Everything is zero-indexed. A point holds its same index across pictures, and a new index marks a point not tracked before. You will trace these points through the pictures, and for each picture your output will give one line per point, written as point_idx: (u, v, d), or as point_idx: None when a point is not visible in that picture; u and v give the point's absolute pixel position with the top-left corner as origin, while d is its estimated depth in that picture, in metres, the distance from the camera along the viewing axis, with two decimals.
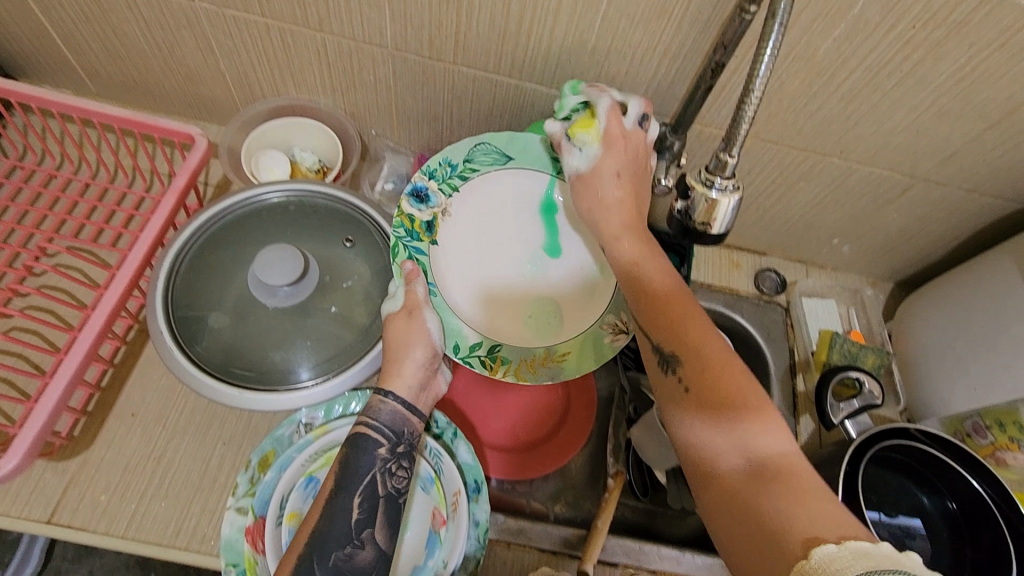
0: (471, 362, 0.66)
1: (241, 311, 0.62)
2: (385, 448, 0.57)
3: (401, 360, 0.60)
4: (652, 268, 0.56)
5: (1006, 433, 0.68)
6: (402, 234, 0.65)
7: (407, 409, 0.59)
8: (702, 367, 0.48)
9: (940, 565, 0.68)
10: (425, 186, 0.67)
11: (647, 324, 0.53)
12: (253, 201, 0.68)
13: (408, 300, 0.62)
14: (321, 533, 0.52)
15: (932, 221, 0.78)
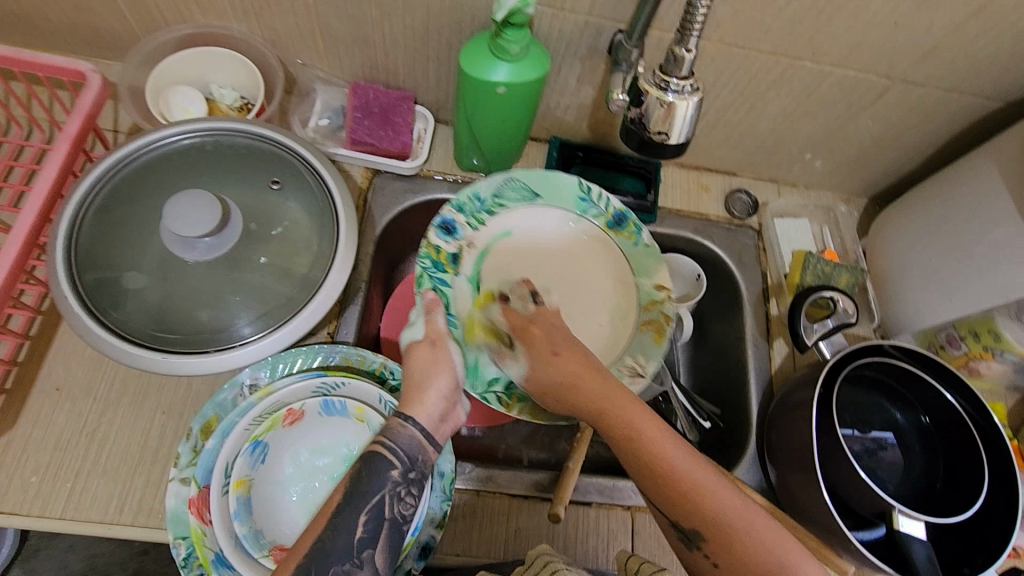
0: (488, 398, 0.64)
1: (160, 269, 0.56)
2: (397, 471, 0.51)
3: (424, 389, 0.56)
4: (626, 412, 0.54)
5: (980, 342, 0.69)
6: (428, 265, 0.66)
7: (425, 437, 0.54)
8: (725, 537, 0.47)
9: (912, 475, 0.67)
10: (453, 219, 0.69)
11: (655, 499, 0.50)
12: (160, 143, 0.60)
13: (430, 329, 0.61)
14: (321, 549, 0.46)
15: (909, 127, 0.73)
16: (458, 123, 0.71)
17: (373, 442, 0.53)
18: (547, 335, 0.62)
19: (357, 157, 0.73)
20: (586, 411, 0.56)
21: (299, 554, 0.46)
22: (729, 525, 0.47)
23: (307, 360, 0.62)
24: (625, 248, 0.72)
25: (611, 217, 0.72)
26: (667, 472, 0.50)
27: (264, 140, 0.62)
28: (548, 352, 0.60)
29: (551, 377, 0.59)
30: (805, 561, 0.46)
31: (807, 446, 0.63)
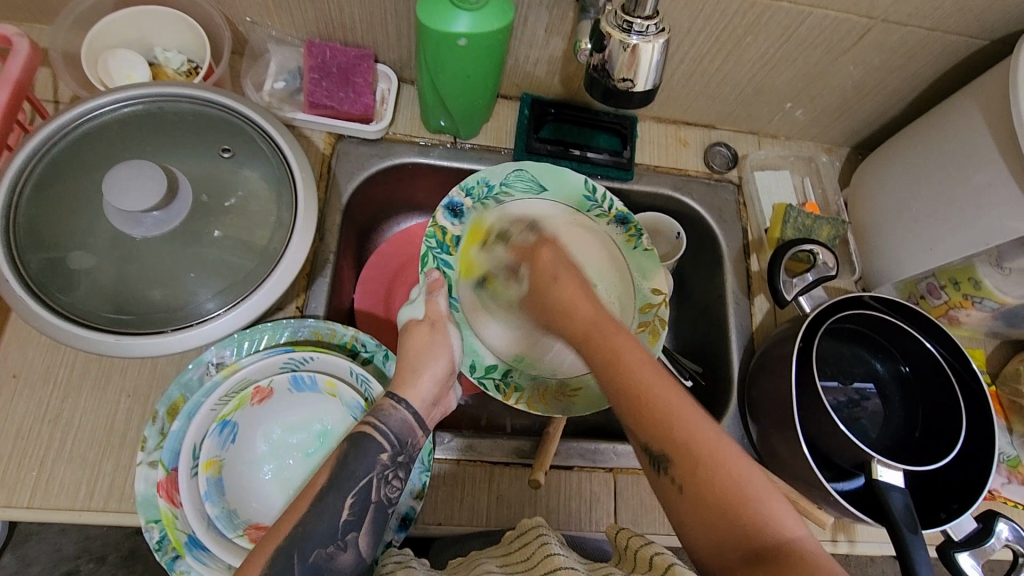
0: (485, 384, 0.68)
1: (107, 247, 0.53)
2: (386, 454, 0.51)
3: (419, 371, 0.56)
4: (612, 336, 0.55)
5: (960, 290, 0.68)
6: (433, 245, 0.70)
7: (417, 420, 0.54)
8: (692, 459, 0.45)
9: (891, 425, 0.68)
10: (461, 202, 0.70)
11: (629, 415, 0.49)
12: (97, 111, 0.56)
13: (430, 310, 0.62)
14: (304, 530, 0.46)
15: (891, 71, 0.70)
16: (421, 83, 0.68)
17: (362, 422, 0.52)
18: (552, 263, 0.63)
19: (317, 121, 0.70)
20: (574, 335, 0.57)
21: (280, 536, 0.46)
22: (703, 453, 0.45)
23: (274, 336, 0.59)
24: (623, 250, 0.73)
25: (614, 218, 0.72)
26: (639, 386, 0.50)
27: (212, 105, 0.58)
28: (551, 278, 0.62)
29: (550, 300, 0.61)
30: (783, 507, 0.42)
31: (786, 401, 0.63)
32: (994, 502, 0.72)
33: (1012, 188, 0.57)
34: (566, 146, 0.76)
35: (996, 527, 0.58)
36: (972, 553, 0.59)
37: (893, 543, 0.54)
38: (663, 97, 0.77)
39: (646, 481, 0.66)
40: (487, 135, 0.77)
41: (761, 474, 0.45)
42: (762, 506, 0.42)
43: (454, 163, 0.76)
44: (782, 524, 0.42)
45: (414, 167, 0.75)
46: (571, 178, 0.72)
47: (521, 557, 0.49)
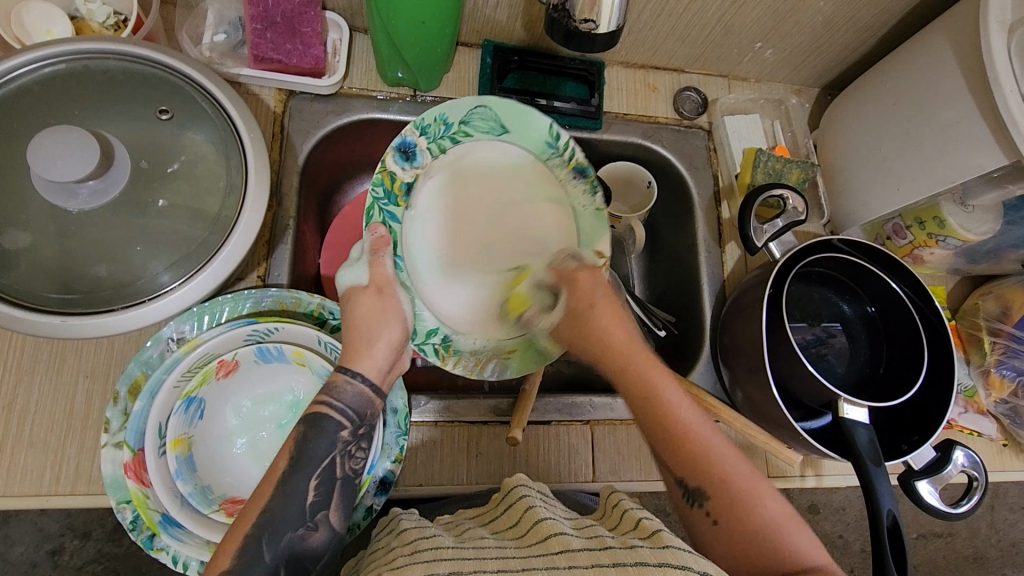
0: (425, 350, 0.62)
1: (43, 223, 0.49)
2: (347, 431, 0.51)
3: (373, 341, 0.54)
4: (649, 369, 0.54)
5: (925, 230, 0.68)
6: (379, 196, 0.61)
7: (374, 391, 0.53)
8: (729, 495, 0.46)
9: (857, 363, 0.70)
10: (414, 142, 0.61)
11: (663, 452, 0.50)
12: (14, 72, 0.50)
13: (375, 274, 0.57)
14: (271, 514, 0.45)
15: (861, 6, 0.68)
16: (374, 30, 0.63)
17: (317, 400, 0.51)
18: (590, 290, 0.60)
19: (265, 77, 0.66)
20: (607, 364, 0.56)
21: (249, 522, 0.45)
22: (736, 485, 0.47)
23: (235, 307, 0.57)
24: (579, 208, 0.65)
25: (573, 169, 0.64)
26: (675, 421, 0.51)
27: (142, 61, 0.54)
28: (585, 307, 0.59)
29: (585, 330, 0.58)
30: (804, 534, 0.45)
31: (756, 345, 0.64)
32: (952, 431, 0.75)
33: (980, 124, 0.57)
34: (532, 95, 0.73)
35: (953, 456, 0.61)
36: (930, 480, 0.62)
37: (858, 475, 0.56)
38: (630, 40, 0.74)
39: (623, 430, 0.67)
40: (448, 88, 0.74)
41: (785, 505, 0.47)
42: (788, 529, 0.45)
43: (416, 118, 0.72)
44: (809, 554, 0.44)
45: (373, 123, 0.71)
46: (536, 121, 0.64)
47: (510, 518, 0.48)
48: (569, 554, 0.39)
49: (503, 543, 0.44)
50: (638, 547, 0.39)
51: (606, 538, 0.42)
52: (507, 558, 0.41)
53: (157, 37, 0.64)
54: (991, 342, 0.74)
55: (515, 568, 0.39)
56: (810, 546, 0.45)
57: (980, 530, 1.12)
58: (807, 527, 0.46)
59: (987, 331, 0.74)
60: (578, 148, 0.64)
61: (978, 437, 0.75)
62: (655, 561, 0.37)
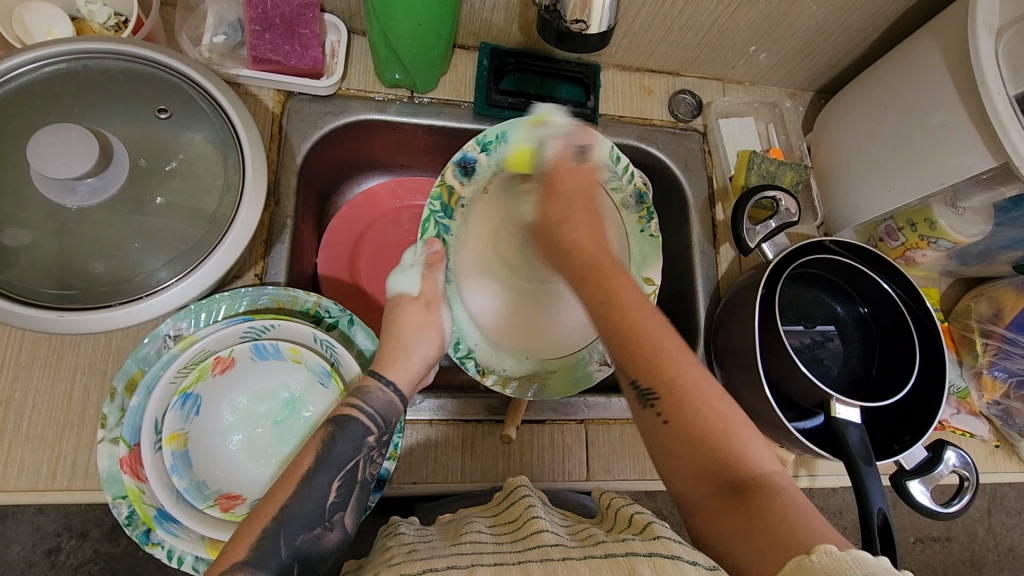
0: (465, 363, 0.66)
1: (43, 220, 0.50)
2: (373, 436, 0.51)
3: (409, 353, 0.56)
4: (613, 277, 0.56)
5: (917, 232, 0.69)
6: (436, 209, 0.66)
7: (401, 401, 0.54)
8: (677, 396, 0.48)
9: (851, 365, 0.70)
10: (473, 157, 0.66)
11: (622, 363, 0.51)
12: (14, 72, 0.51)
13: (424, 287, 0.61)
14: (290, 511, 0.45)
15: (852, 10, 0.69)
16: (371, 33, 0.64)
17: (345, 403, 0.52)
18: (568, 196, 0.61)
19: (263, 78, 0.66)
20: (573, 268, 0.58)
21: (265, 517, 0.45)
22: (686, 389, 0.49)
23: (232, 305, 0.58)
24: (631, 232, 0.70)
25: (633, 194, 0.69)
26: (636, 334, 0.51)
27: (141, 61, 0.54)
28: (557, 220, 0.60)
29: (556, 242, 0.60)
30: (752, 437, 0.47)
31: (750, 345, 0.64)
32: (944, 432, 0.75)
33: (968, 127, 0.57)
34: (528, 98, 0.73)
35: (944, 455, 0.61)
36: (922, 480, 0.62)
37: (849, 473, 0.56)
38: (625, 43, 0.75)
39: (617, 430, 0.68)
40: (446, 90, 0.74)
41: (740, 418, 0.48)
42: (738, 430, 0.47)
43: (412, 119, 0.73)
44: (756, 460, 0.45)
45: (371, 124, 0.72)
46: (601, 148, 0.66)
47: (508, 516, 0.49)
48: (563, 549, 0.40)
49: (499, 540, 0.44)
50: (629, 539, 0.40)
51: (598, 538, 0.43)
52: (503, 553, 0.41)
53: (157, 39, 0.65)
54: (983, 343, 0.74)
55: (511, 561, 0.39)
56: (760, 454, 0.46)
57: (978, 534, 1.12)
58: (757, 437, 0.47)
59: (980, 333, 0.75)
60: (637, 172, 0.69)
61: (971, 439, 0.75)
62: (646, 551, 0.38)
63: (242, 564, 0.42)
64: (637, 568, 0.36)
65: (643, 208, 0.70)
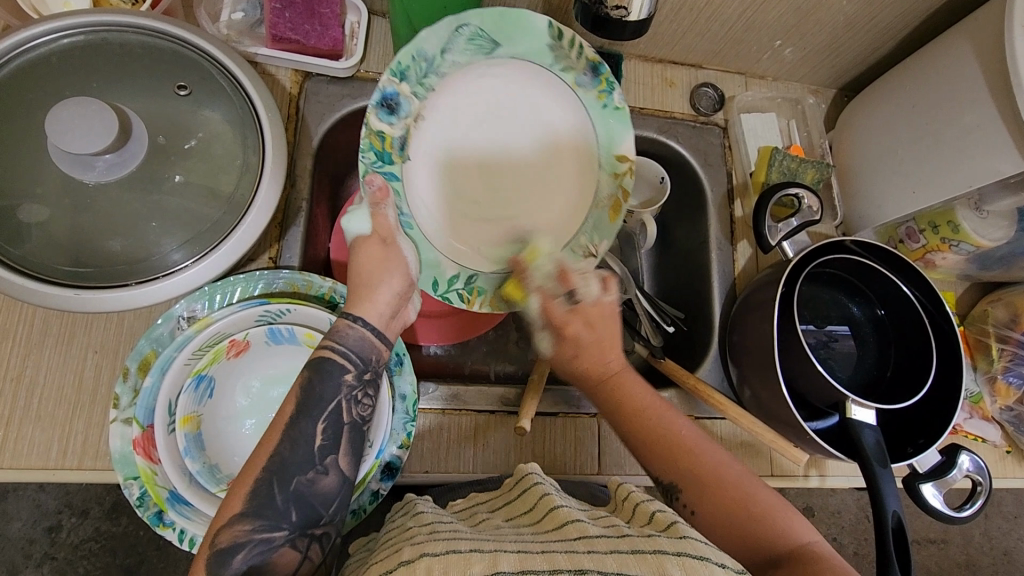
0: (450, 297, 0.61)
1: (59, 195, 0.49)
2: (351, 374, 0.48)
3: (373, 287, 0.52)
4: (628, 381, 0.54)
5: (938, 234, 0.68)
6: (372, 157, 0.57)
7: (376, 336, 0.51)
8: (700, 485, 0.48)
9: (865, 365, 0.70)
10: (395, 91, 0.57)
11: (641, 456, 0.51)
12: (31, 43, 0.50)
13: (378, 224, 0.55)
14: (281, 459, 0.44)
15: (882, 7, 0.68)
16: (394, 16, 0.63)
17: (319, 346, 0.49)
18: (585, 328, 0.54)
19: (282, 57, 0.65)
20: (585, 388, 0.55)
21: (258, 467, 0.44)
22: (705, 473, 0.48)
23: (247, 288, 0.57)
24: (590, 110, 0.62)
25: (583, 70, 0.60)
26: (651, 426, 0.51)
27: (160, 35, 0.53)
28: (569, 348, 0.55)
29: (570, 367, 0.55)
30: (791, 512, 0.46)
31: (767, 342, 0.64)
32: (957, 436, 0.75)
33: (1000, 129, 0.56)
34: None
35: (958, 460, 0.61)
36: (935, 484, 0.62)
37: (863, 476, 0.56)
38: (649, 33, 0.73)
39: None
40: None
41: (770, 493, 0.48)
42: (777, 507, 0.46)
43: None
44: (795, 532, 0.45)
45: None
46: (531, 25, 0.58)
47: (523, 504, 0.48)
48: (587, 539, 0.39)
49: (520, 527, 0.44)
50: (655, 535, 0.39)
51: (622, 528, 0.42)
52: (526, 542, 0.40)
53: (175, 13, 0.64)
54: (999, 349, 0.74)
55: (534, 549, 0.38)
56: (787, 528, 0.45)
57: (974, 538, 1.13)
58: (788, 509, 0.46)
59: (996, 338, 0.74)
60: (584, 44, 0.59)
61: (983, 444, 0.75)
62: (674, 551, 0.37)
63: (241, 516, 0.42)
64: (666, 568, 0.35)
65: (601, 81, 0.60)
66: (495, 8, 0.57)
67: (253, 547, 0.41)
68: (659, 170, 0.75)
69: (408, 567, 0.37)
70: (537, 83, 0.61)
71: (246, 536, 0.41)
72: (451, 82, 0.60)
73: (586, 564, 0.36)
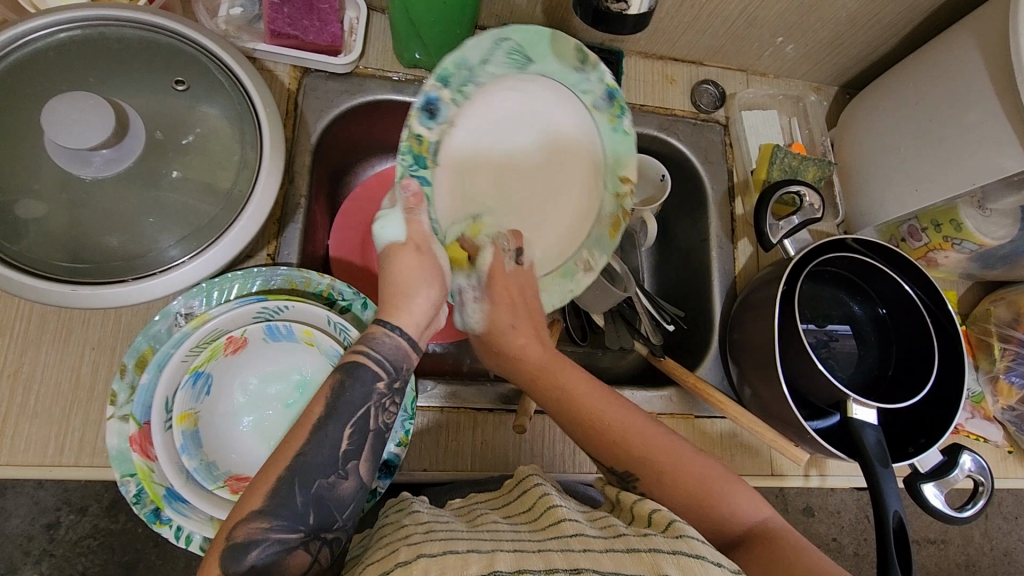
0: (469, 307, 0.60)
1: (56, 191, 0.49)
2: (384, 382, 0.47)
3: (411, 296, 0.51)
4: (562, 373, 0.55)
5: (941, 233, 0.68)
6: (408, 162, 0.53)
7: (411, 344, 0.50)
8: (654, 470, 0.48)
9: (866, 365, 0.69)
10: (437, 97, 0.53)
11: (599, 455, 0.51)
12: (27, 38, 0.50)
13: (413, 231, 0.53)
14: (305, 459, 0.43)
15: (885, 4, 0.68)
16: (393, 12, 0.62)
17: (352, 350, 0.48)
18: (511, 297, 0.58)
19: (281, 52, 0.65)
20: (524, 378, 0.56)
21: (280, 464, 0.43)
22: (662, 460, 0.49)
23: (245, 285, 0.57)
24: (603, 130, 0.62)
25: (603, 92, 0.61)
26: (601, 417, 0.51)
27: (158, 30, 0.53)
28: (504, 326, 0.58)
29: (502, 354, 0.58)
30: (741, 491, 0.48)
31: (768, 341, 0.63)
32: (958, 436, 0.74)
33: (1004, 126, 0.56)
34: None
35: (960, 460, 0.61)
36: (936, 484, 0.61)
37: (865, 476, 0.55)
38: (650, 30, 0.73)
39: None
40: None
41: (721, 471, 0.49)
42: (728, 485, 0.48)
43: None
44: (747, 511, 0.47)
45: (388, 104, 0.71)
46: (566, 44, 0.58)
47: (521, 505, 0.48)
48: (582, 538, 0.39)
49: (517, 526, 0.44)
50: (651, 534, 0.39)
51: (618, 528, 0.42)
52: (522, 541, 0.40)
53: (173, 8, 0.63)
54: (1001, 348, 0.73)
55: (530, 549, 0.38)
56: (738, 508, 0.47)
57: (974, 539, 1.12)
58: (741, 488, 0.48)
59: (998, 337, 0.74)
60: (608, 71, 0.60)
61: (984, 444, 0.74)
62: (669, 549, 0.37)
63: (258, 514, 0.41)
64: (662, 567, 0.35)
65: (614, 105, 0.61)
66: (534, 25, 0.56)
67: (269, 547, 0.40)
68: (660, 168, 0.75)
69: (405, 568, 0.37)
70: (559, 99, 0.60)
71: (262, 534, 0.40)
72: (489, 95, 0.57)
73: (581, 564, 0.36)
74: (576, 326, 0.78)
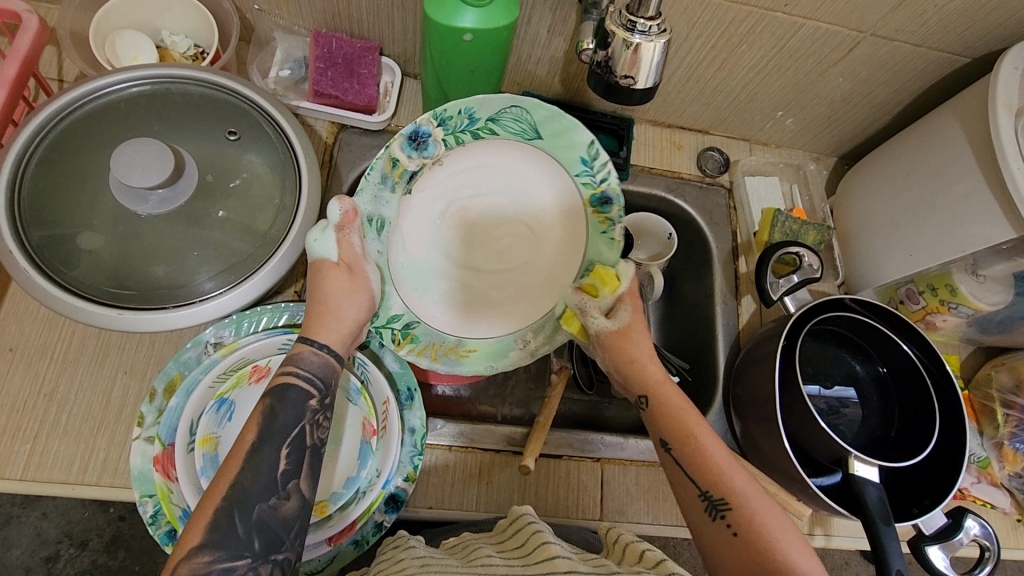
0: (382, 333, 0.63)
1: (111, 225, 0.53)
2: (315, 399, 0.51)
3: (338, 317, 0.55)
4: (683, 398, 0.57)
5: (937, 296, 0.71)
6: (376, 177, 0.61)
7: (337, 360, 0.54)
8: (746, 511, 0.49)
9: (869, 425, 0.70)
10: (428, 131, 0.61)
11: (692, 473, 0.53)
12: (105, 89, 0.56)
13: (344, 252, 0.57)
14: (241, 489, 0.44)
15: (876, 85, 0.73)
16: (426, 78, 0.69)
17: (281, 371, 0.51)
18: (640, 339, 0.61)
19: (320, 110, 0.71)
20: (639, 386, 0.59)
21: (218, 496, 0.44)
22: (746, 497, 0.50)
23: (271, 319, 0.60)
24: (592, 228, 0.66)
25: (600, 193, 0.65)
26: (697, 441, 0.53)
27: (219, 88, 0.59)
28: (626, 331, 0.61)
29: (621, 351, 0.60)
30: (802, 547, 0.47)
31: (769, 393, 0.65)
32: (965, 501, 0.75)
33: (990, 198, 0.59)
34: None
35: (965, 524, 0.61)
36: (942, 547, 0.61)
37: (867, 533, 0.55)
38: (659, 101, 0.79)
39: (633, 471, 0.68)
40: None
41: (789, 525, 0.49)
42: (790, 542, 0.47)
43: None
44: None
45: None
46: (577, 138, 0.63)
47: (514, 542, 0.49)
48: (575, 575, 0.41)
49: (509, 561, 0.45)
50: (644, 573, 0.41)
51: (610, 567, 0.44)
52: None
53: (229, 68, 0.71)
54: (1004, 414, 0.74)
55: None
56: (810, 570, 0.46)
57: None
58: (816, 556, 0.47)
59: (1001, 402, 0.75)
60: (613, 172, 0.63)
61: (992, 510, 0.74)
62: None
63: (199, 548, 0.42)
64: None
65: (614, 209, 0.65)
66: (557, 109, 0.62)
67: None
68: (666, 226, 0.79)
69: None
70: (559, 181, 0.66)
71: (206, 568, 0.41)
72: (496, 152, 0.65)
73: None
74: (584, 373, 0.76)
